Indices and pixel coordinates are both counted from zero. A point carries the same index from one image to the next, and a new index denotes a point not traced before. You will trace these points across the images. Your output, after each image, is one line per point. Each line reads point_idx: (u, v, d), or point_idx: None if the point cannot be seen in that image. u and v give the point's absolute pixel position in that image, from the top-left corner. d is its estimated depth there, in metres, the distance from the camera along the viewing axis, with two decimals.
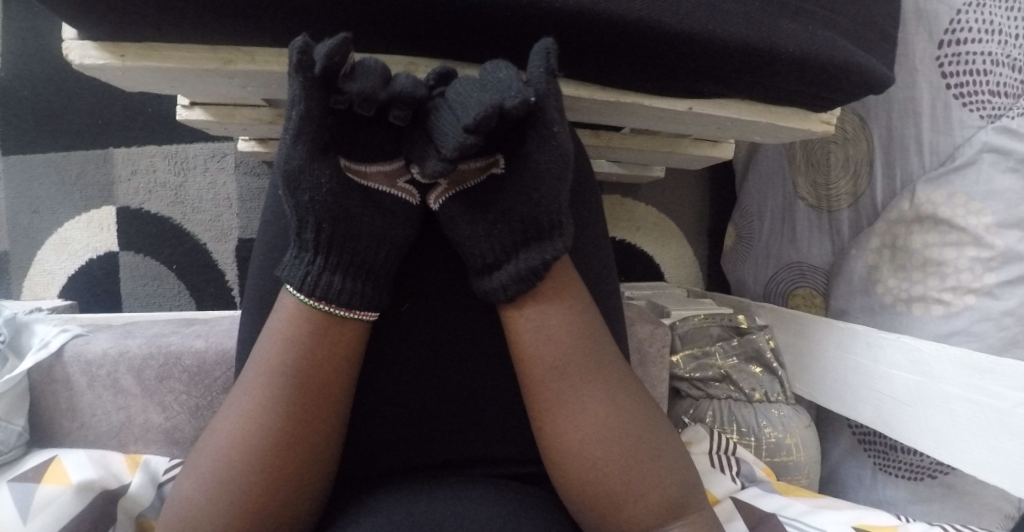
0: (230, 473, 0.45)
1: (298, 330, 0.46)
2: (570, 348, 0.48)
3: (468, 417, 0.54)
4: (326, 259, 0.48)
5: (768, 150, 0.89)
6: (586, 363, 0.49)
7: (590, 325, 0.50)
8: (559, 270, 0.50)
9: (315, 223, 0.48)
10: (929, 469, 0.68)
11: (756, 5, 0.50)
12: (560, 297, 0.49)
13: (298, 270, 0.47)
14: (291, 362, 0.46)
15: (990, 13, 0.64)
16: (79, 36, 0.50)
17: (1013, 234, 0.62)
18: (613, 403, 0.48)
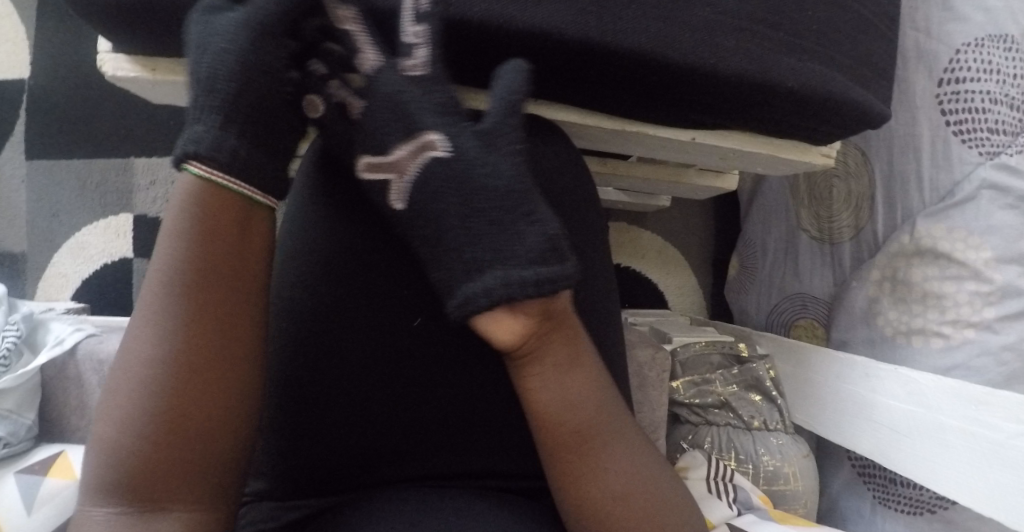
0: (153, 390, 0.41)
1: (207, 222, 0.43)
2: (577, 399, 0.46)
3: (468, 428, 0.55)
4: (247, 122, 0.44)
5: (773, 182, 0.91)
6: (598, 414, 0.46)
7: (598, 380, 0.47)
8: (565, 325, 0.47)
9: (258, 87, 0.45)
10: (929, 503, 0.67)
11: (756, 42, 0.52)
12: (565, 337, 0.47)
13: (224, 145, 0.43)
14: (220, 299, 0.43)
15: (989, 53, 0.66)
16: (113, 49, 0.53)
17: (1012, 269, 0.63)
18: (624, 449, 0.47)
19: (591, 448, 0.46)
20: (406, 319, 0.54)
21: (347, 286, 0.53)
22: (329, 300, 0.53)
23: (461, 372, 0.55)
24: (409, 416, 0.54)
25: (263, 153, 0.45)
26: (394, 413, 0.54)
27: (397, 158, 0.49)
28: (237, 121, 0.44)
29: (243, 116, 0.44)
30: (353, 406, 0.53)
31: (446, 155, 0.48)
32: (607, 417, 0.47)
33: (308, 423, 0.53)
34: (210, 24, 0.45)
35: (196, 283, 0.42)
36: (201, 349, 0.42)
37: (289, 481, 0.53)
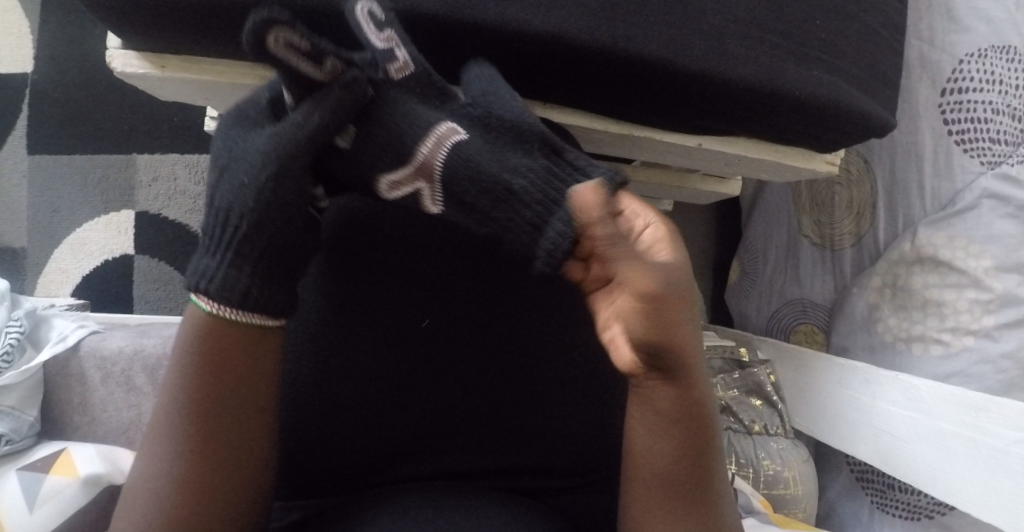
0: (168, 478, 0.43)
1: (215, 337, 0.44)
2: (668, 435, 0.42)
3: (481, 431, 0.55)
4: (268, 259, 0.45)
5: (774, 188, 0.91)
6: (687, 461, 0.42)
7: (692, 427, 0.42)
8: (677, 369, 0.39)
9: (280, 212, 0.46)
10: (926, 509, 0.68)
11: (765, 50, 0.52)
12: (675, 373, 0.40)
13: (232, 283, 0.44)
14: (230, 385, 0.44)
15: (991, 64, 0.67)
16: (123, 45, 0.53)
17: (1012, 278, 0.64)
18: (704, 497, 0.43)
19: (669, 497, 0.43)
20: (415, 320, 0.54)
21: (368, 292, 0.54)
22: (341, 301, 0.54)
23: (469, 376, 0.55)
24: (421, 419, 0.54)
25: (272, 291, 0.46)
26: (407, 416, 0.54)
27: (419, 161, 0.49)
28: (260, 260, 0.45)
29: (265, 251, 0.45)
30: (362, 410, 0.53)
31: (464, 139, 0.49)
32: (696, 459, 0.42)
33: (322, 428, 0.52)
34: (239, 137, 0.47)
35: (218, 363, 0.44)
36: (211, 423, 0.43)
37: (294, 482, 0.53)
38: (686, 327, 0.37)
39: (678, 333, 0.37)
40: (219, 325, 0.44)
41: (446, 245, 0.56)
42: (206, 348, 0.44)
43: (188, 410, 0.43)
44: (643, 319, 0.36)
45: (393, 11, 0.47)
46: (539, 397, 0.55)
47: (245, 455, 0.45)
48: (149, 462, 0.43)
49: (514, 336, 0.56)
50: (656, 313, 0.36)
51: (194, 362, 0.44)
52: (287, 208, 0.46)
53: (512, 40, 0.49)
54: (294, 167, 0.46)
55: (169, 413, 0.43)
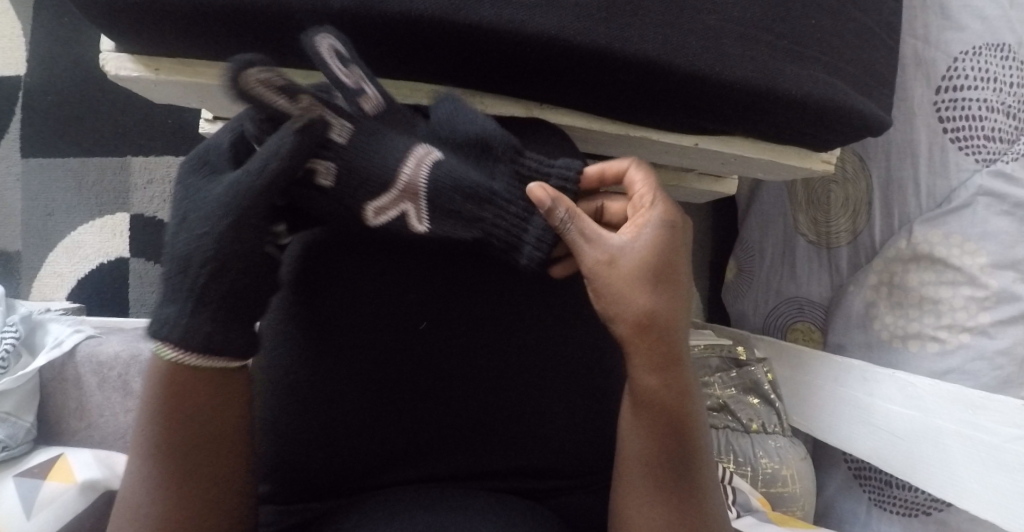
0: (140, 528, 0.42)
1: (173, 380, 0.43)
2: (640, 417, 0.46)
3: (478, 432, 0.55)
4: (229, 308, 0.45)
5: (770, 186, 0.91)
6: (657, 438, 0.46)
7: (662, 408, 0.46)
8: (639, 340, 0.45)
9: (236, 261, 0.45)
10: (924, 505, 0.68)
11: (761, 49, 0.52)
12: (635, 349, 0.45)
13: (198, 330, 0.44)
14: (203, 419, 0.44)
15: (986, 61, 0.67)
16: (116, 48, 0.53)
17: (1007, 275, 0.64)
18: (675, 488, 0.46)
19: (641, 482, 0.46)
20: (412, 322, 0.54)
21: (365, 295, 0.54)
22: (337, 305, 0.54)
23: (465, 378, 0.55)
24: (417, 421, 0.54)
25: (236, 331, 0.45)
26: (403, 418, 0.54)
27: (403, 185, 0.50)
28: (218, 308, 0.44)
29: (224, 301, 0.44)
30: (358, 412, 0.53)
31: (440, 157, 0.51)
32: (666, 445, 0.46)
33: (317, 430, 0.52)
34: (198, 186, 0.48)
35: (179, 406, 0.44)
36: (184, 456, 0.44)
37: (286, 485, 0.52)
38: (635, 302, 0.44)
39: (624, 304, 0.45)
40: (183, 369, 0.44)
41: (439, 252, 0.56)
42: (165, 394, 0.43)
43: (159, 444, 0.43)
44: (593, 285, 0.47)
45: (387, 12, 0.46)
46: (536, 400, 0.55)
47: (224, 490, 0.45)
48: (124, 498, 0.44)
49: (510, 338, 0.56)
50: (602, 281, 0.45)
51: (161, 404, 0.43)
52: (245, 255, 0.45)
53: (507, 42, 0.48)
54: (253, 215, 0.45)
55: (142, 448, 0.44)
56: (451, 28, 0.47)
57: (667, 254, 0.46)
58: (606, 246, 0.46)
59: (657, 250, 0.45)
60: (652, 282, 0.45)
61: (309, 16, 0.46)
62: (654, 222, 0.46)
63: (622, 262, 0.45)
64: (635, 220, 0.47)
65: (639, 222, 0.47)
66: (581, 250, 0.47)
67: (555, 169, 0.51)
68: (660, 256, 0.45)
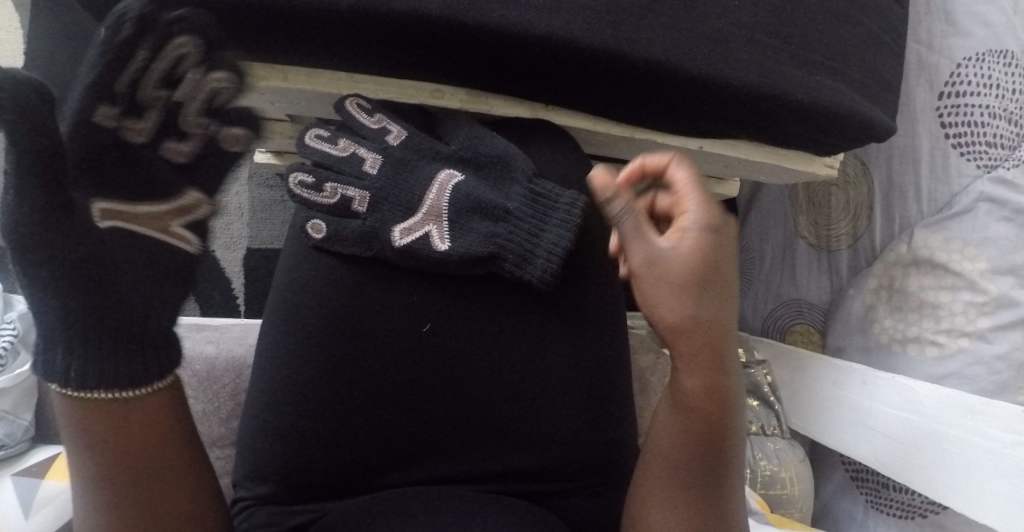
0: None
1: (87, 419, 0.37)
2: (675, 418, 0.45)
3: (488, 434, 0.55)
4: (82, 314, 0.37)
5: (771, 189, 0.91)
6: (685, 448, 0.45)
7: (694, 419, 0.44)
8: (682, 344, 0.43)
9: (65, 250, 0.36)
10: (921, 508, 0.69)
11: (768, 54, 0.52)
12: (674, 351, 0.44)
13: (98, 365, 0.37)
14: (142, 451, 0.38)
15: (989, 68, 0.68)
16: None
17: (1007, 281, 0.65)
18: (702, 493, 0.45)
19: (666, 483, 0.46)
20: (416, 325, 0.54)
21: (367, 297, 0.53)
22: (342, 309, 0.53)
23: (471, 380, 0.54)
24: (428, 422, 0.54)
25: (148, 358, 0.39)
26: (414, 419, 0.54)
27: (427, 205, 0.53)
28: (67, 309, 0.36)
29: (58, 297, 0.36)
30: (369, 414, 0.53)
31: (461, 175, 0.54)
32: (696, 451, 0.45)
33: (326, 431, 0.52)
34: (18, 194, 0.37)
35: (106, 441, 0.37)
36: (131, 500, 0.38)
37: (293, 486, 0.52)
38: (675, 309, 0.42)
39: (665, 310, 0.43)
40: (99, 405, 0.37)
41: None
42: (85, 434, 0.37)
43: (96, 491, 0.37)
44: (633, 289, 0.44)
45: (397, 13, 0.46)
46: (541, 403, 0.55)
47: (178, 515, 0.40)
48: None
49: (513, 340, 0.55)
50: (644, 285, 0.43)
51: (82, 443, 0.37)
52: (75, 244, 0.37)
53: (517, 44, 0.48)
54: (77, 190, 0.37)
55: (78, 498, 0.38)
56: (462, 30, 0.47)
57: (710, 262, 0.42)
58: (651, 249, 0.43)
59: (701, 257, 0.42)
60: (694, 291, 0.42)
61: (319, 17, 0.46)
62: (695, 217, 0.42)
63: (666, 268, 0.42)
64: (682, 222, 0.43)
65: (686, 224, 0.43)
66: (630, 250, 0.44)
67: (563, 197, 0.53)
68: (703, 259, 0.42)
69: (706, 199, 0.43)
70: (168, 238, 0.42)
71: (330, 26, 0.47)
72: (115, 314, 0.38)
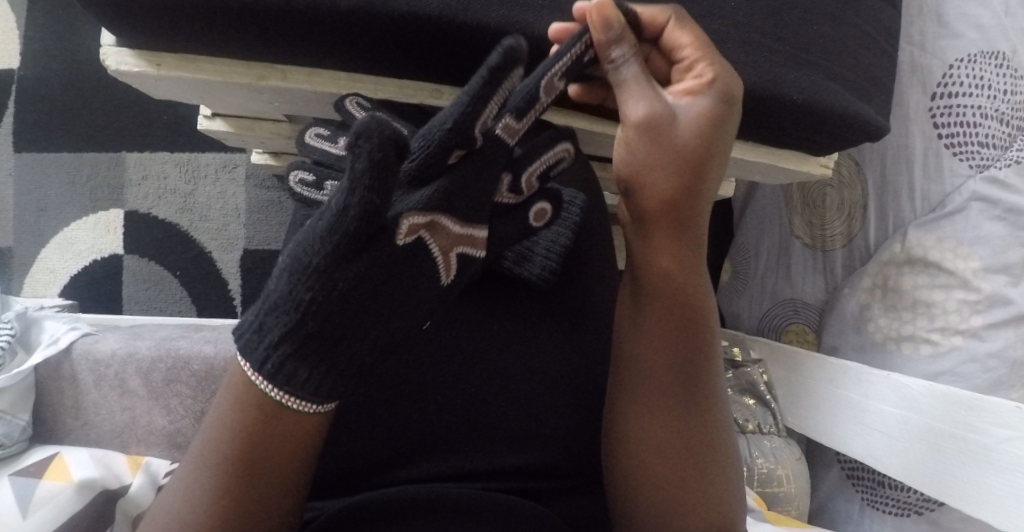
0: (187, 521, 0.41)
1: (244, 400, 0.40)
2: (651, 311, 0.47)
3: (488, 422, 0.55)
4: (315, 331, 0.38)
5: (767, 189, 0.92)
6: (669, 348, 0.47)
7: (680, 317, 0.46)
8: (678, 209, 0.44)
9: (346, 277, 0.38)
10: (915, 505, 0.69)
11: (762, 55, 0.53)
12: (654, 230, 0.45)
13: (288, 376, 0.39)
14: (275, 449, 0.41)
15: (981, 68, 0.69)
16: (117, 43, 0.52)
17: (999, 279, 0.66)
18: (689, 412, 0.47)
19: (655, 406, 0.47)
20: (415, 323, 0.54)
21: None
22: None
23: (464, 369, 0.55)
24: (432, 405, 0.54)
25: (322, 381, 0.40)
26: (410, 411, 0.54)
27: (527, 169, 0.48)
28: (307, 322, 0.38)
29: (315, 316, 0.38)
30: (371, 405, 0.53)
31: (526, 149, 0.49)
32: (683, 367, 0.47)
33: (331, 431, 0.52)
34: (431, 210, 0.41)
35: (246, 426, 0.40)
36: (252, 481, 0.41)
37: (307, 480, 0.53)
38: (671, 181, 0.43)
39: (664, 175, 0.43)
40: (265, 406, 0.40)
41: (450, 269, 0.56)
42: (237, 411, 0.40)
43: (224, 463, 0.41)
44: (642, 144, 0.43)
45: (396, 13, 0.47)
46: (542, 396, 0.55)
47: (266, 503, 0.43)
48: (176, 503, 0.41)
49: (507, 333, 0.56)
50: (640, 140, 0.43)
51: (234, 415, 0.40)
52: (361, 274, 0.38)
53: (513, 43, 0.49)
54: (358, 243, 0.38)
55: (208, 461, 0.41)
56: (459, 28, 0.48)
57: (710, 136, 0.43)
58: (658, 105, 0.43)
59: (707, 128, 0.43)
60: (698, 159, 0.43)
61: (321, 17, 0.47)
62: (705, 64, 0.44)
63: (671, 135, 0.43)
64: (693, 84, 0.44)
65: (693, 87, 0.44)
66: (628, 105, 0.44)
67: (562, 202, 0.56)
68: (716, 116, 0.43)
69: (712, 66, 0.43)
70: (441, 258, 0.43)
71: (331, 26, 0.47)
72: (342, 348, 0.39)
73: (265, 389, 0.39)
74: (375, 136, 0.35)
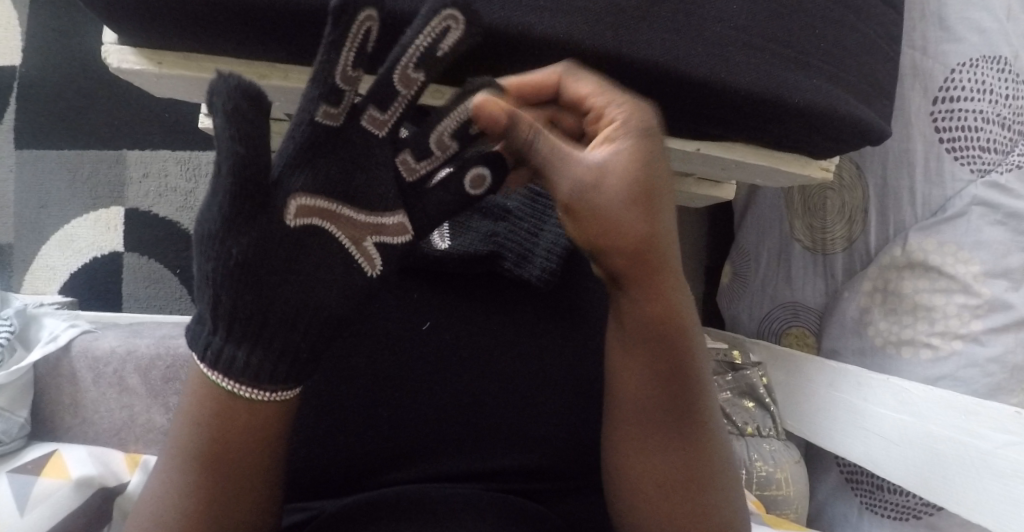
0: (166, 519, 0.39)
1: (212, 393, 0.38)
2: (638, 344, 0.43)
3: (482, 425, 0.55)
4: (238, 308, 0.37)
5: (768, 192, 0.92)
6: (662, 376, 0.43)
7: (666, 349, 0.42)
8: (644, 258, 0.38)
9: (248, 241, 0.37)
10: (914, 510, 0.69)
11: (765, 58, 0.53)
12: (640, 284, 0.39)
13: (244, 366, 0.38)
14: (240, 439, 0.39)
15: (982, 73, 0.69)
16: (119, 41, 0.52)
17: (999, 284, 0.66)
18: (683, 433, 0.44)
19: (651, 420, 0.44)
20: (414, 324, 0.55)
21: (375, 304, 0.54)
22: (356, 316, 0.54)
23: (461, 371, 0.55)
24: (426, 408, 0.54)
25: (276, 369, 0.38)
26: (407, 410, 0.54)
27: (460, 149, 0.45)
28: (227, 297, 0.37)
29: (232, 285, 0.37)
30: (364, 405, 0.53)
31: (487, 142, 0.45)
32: (673, 392, 0.43)
33: (329, 429, 0.52)
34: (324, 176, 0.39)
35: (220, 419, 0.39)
36: (219, 476, 0.40)
37: (304, 479, 0.53)
38: (631, 230, 0.36)
39: (616, 233, 0.36)
40: (224, 397, 0.38)
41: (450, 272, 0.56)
42: (209, 405, 0.39)
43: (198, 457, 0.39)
44: (577, 221, 0.37)
45: None
46: (540, 399, 0.55)
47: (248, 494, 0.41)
48: (152, 504, 0.40)
49: (505, 334, 0.56)
50: (573, 215, 0.37)
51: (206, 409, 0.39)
52: (263, 234, 0.38)
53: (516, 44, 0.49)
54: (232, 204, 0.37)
55: (176, 458, 0.40)
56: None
57: (652, 175, 0.36)
58: (578, 170, 0.37)
59: (639, 169, 0.36)
60: (641, 207, 0.36)
61: (322, 17, 0.47)
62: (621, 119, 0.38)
63: (605, 188, 0.36)
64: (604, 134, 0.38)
65: (611, 134, 0.38)
66: (558, 172, 0.37)
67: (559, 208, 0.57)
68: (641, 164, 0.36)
69: (622, 108, 0.39)
70: (356, 249, 0.41)
71: None
72: (283, 331, 0.38)
73: (219, 381, 0.38)
74: (232, 97, 0.36)
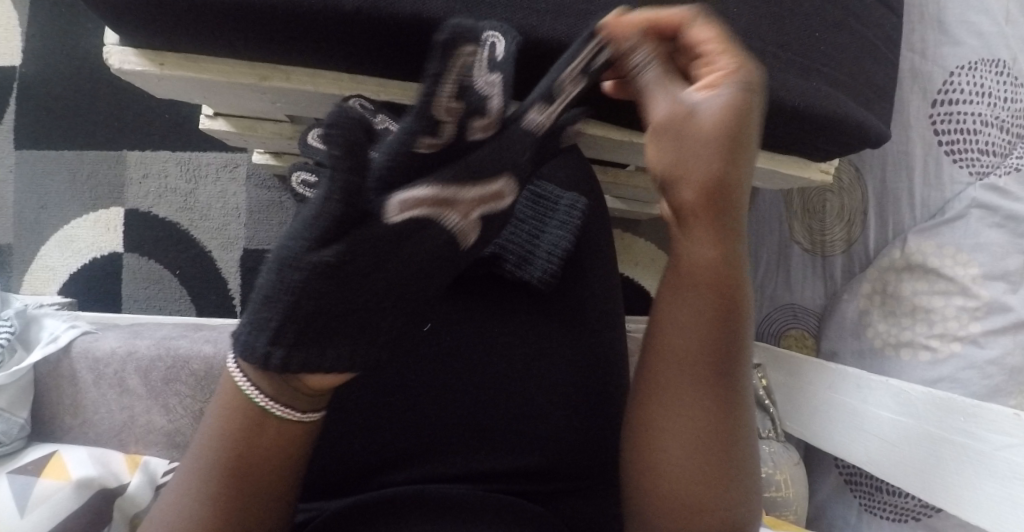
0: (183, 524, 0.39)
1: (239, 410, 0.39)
2: (681, 299, 0.42)
3: (494, 426, 0.55)
4: (311, 324, 0.36)
5: (767, 194, 0.92)
6: (694, 346, 0.42)
7: (708, 314, 0.42)
8: (720, 198, 0.39)
9: (334, 258, 0.36)
10: (913, 511, 0.70)
11: (766, 60, 0.53)
12: (693, 227, 0.41)
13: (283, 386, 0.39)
14: (263, 456, 0.40)
15: (981, 76, 0.69)
16: (121, 42, 0.52)
17: (998, 286, 0.66)
18: (711, 431, 0.42)
19: (676, 404, 0.43)
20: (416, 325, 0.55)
21: None
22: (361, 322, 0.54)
23: (464, 372, 0.55)
24: (437, 408, 0.54)
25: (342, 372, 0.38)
26: (412, 413, 0.54)
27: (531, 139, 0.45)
28: (303, 314, 0.36)
29: (313, 301, 0.36)
30: (372, 407, 0.53)
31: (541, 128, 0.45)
32: (701, 366, 0.42)
33: (333, 435, 0.52)
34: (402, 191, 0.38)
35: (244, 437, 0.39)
36: (241, 482, 0.40)
37: (308, 483, 0.53)
38: (708, 167, 0.38)
39: (693, 164, 0.38)
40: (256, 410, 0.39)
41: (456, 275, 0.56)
42: (234, 422, 0.39)
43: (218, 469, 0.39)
44: (668, 149, 0.39)
45: (400, 15, 0.47)
46: (543, 401, 0.55)
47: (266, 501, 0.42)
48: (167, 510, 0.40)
49: (509, 335, 0.56)
50: (661, 140, 0.39)
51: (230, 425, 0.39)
52: (349, 250, 0.36)
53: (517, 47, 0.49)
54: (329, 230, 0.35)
55: (196, 465, 0.40)
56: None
57: (743, 124, 0.38)
58: (679, 103, 0.39)
59: (733, 115, 0.37)
60: (725, 146, 0.38)
61: (325, 19, 0.47)
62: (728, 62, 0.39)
63: (696, 124, 0.38)
64: (713, 77, 0.38)
65: (717, 78, 0.38)
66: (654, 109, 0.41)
67: (562, 203, 0.56)
68: (736, 113, 0.37)
69: (735, 58, 0.39)
70: (461, 224, 0.42)
71: (335, 28, 0.47)
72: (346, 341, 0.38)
73: (254, 397, 0.39)
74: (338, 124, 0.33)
